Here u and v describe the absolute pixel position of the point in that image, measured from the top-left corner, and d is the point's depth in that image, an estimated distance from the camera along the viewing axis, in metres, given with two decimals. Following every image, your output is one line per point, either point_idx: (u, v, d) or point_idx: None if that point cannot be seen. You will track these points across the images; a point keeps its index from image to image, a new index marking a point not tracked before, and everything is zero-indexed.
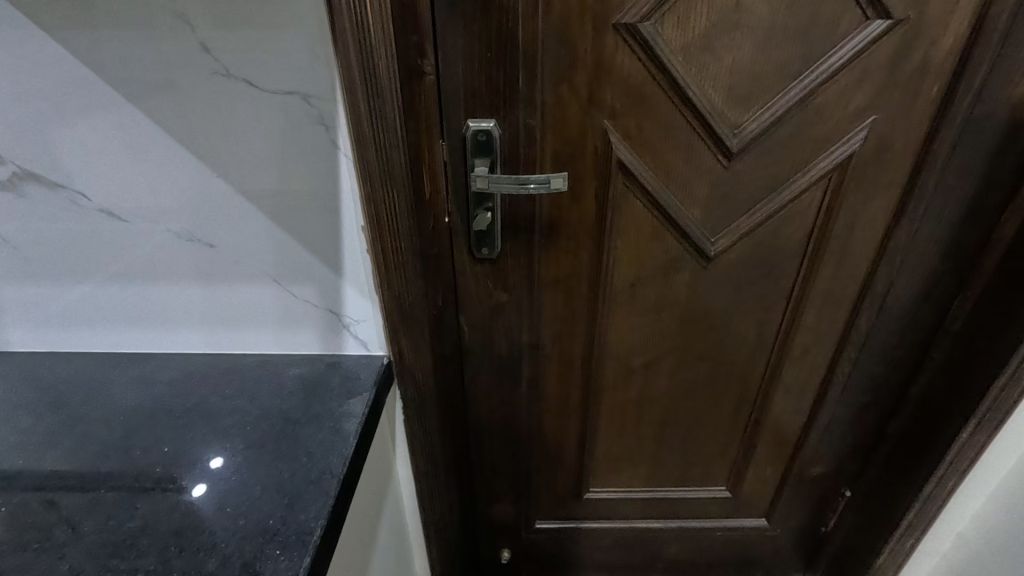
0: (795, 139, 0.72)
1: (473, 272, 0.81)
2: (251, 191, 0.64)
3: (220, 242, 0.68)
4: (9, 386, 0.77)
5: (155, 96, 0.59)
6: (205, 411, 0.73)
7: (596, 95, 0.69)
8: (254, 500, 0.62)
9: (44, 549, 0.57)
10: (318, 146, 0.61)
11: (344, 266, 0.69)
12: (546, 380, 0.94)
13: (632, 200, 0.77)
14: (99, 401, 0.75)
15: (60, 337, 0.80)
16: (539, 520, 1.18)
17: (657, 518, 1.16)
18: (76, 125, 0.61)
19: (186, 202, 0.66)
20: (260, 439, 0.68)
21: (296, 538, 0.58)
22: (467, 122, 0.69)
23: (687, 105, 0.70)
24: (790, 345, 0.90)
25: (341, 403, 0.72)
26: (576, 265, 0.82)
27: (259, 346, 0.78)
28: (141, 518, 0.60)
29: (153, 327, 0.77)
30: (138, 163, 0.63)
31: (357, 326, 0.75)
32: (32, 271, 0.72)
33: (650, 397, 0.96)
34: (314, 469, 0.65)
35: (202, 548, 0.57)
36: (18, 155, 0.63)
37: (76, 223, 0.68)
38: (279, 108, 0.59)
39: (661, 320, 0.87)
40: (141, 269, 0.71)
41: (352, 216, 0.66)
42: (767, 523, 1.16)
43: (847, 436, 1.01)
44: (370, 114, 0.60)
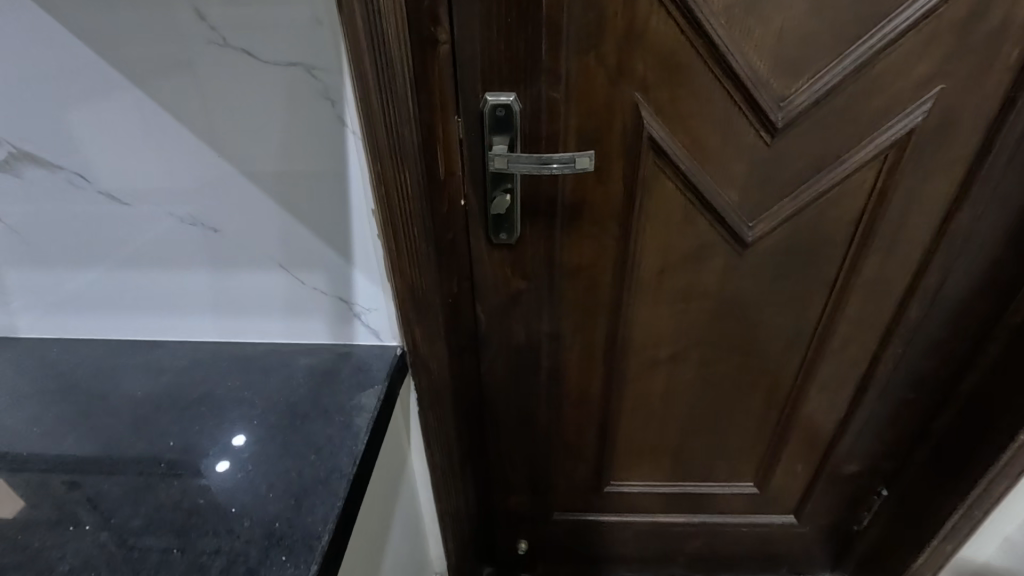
0: (844, 113, 0.67)
1: (492, 258, 0.78)
2: (256, 173, 0.61)
3: (224, 228, 0.65)
4: (15, 373, 0.75)
5: (151, 70, 0.55)
6: (212, 403, 0.70)
7: (626, 65, 0.64)
8: (261, 499, 0.59)
9: (44, 548, 0.55)
10: (323, 123, 0.57)
11: (354, 253, 0.66)
12: (567, 372, 0.90)
13: (663, 181, 0.72)
14: (105, 390, 0.73)
15: (67, 324, 0.78)
16: (557, 514, 1.15)
17: (679, 513, 1.13)
18: (73, 102, 0.58)
19: (187, 185, 0.63)
20: (267, 433, 0.66)
21: (302, 543, 0.55)
22: (484, 97, 0.65)
23: (730, 76, 0.65)
24: (831, 336, 0.85)
25: (352, 396, 0.69)
26: (600, 253, 0.78)
27: (268, 335, 0.75)
28: (144, 516, 0.58)
29: (160, 314, 0.75)
30: (138, 143, 0.60)
31: (368, 315, 0.72)
32: (35, 254, 0.70)
33: (677, 390, 0.93)
34: (323, 467, 0.62)
35: (206, 551, 0.54)
36: (14, 134, 0.60)
37: (76, 206, 0.65)
38: (282, 82, 0.55)
39: (691, 310, 0.83)
40: (145, 254, 0.68)
41: (362, 200, 0.63)
42: (795, 520, 1.13)
43: (886, 433, 0.97)
44: (379, 87, 0.56)
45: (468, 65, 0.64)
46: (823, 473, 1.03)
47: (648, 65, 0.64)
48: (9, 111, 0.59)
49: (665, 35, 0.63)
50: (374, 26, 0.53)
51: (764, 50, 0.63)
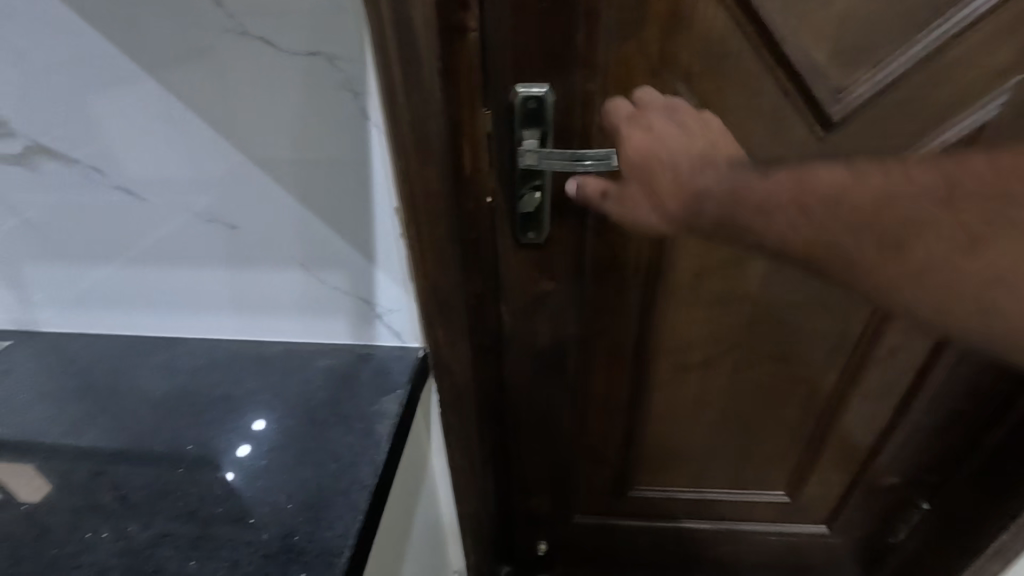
0: (903, 107, 0.64)
1: (518, 258, 0.75)
2: (275, 168, 0.59)
3: (242, 224, 0.64)
4: (32, 370, 0.75)
5: (168, 61, 0.53)
6: (229, 404, 0.68)
7: (669, 54, 0.62)
8: (279, 509, 0.57)
9: (61, 557, 0.53)
10: (345, 117, 0.55)
11: (376, 251, 0.64)
12: (594, 374, 0.88)
13: None
14: (121, 388, 0.72)
15: (87, 319, 0.77)
16: (578, 518, 1.12)
17: (705, 519, 1.10)
18: (88, 95, 0.57)
19: (205, 180, 0.61)
20: (287, 438, 0.64)
21: (322, 559, 0.53)
22: (515, 88, 0.62)
23: (783, 67, 0.62)
24: (878, 343, 0.82)
25: (373, 402, 0.67)
26: (634, 255, 0.75)
27: (287, 334, 0.74)
28: (161, 525, 0.56)
29: (178, 311, 0.74)
30: (156, 137, 0.59)
31: (389, 316, 0.69)
32: (53, 249, 0.69)
33: (707, 394, 0.90)
34: (343, 478, 0.60)
35: (222, 564, 0.52)
36: (27, 127, 0.59)
37: (93, 200, 0.64)
38: (302, 72, 0.53)
39: (727, 315, 0.80)
40: (162, 250, 0.67)
41: (385, 198, 0.60)
42: (826, 529, 1.10)
43: (931, 444, 0.93)
44: (406, 80, 0.53)
45: (499, 56, 0.60)
46: (859, 483, 1.01)
47: (694, 54, 0.62)
48: (22, 104, 0.58)
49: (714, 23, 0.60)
50: (399, 14, 0.50)
51: (822, 38, 0.60)
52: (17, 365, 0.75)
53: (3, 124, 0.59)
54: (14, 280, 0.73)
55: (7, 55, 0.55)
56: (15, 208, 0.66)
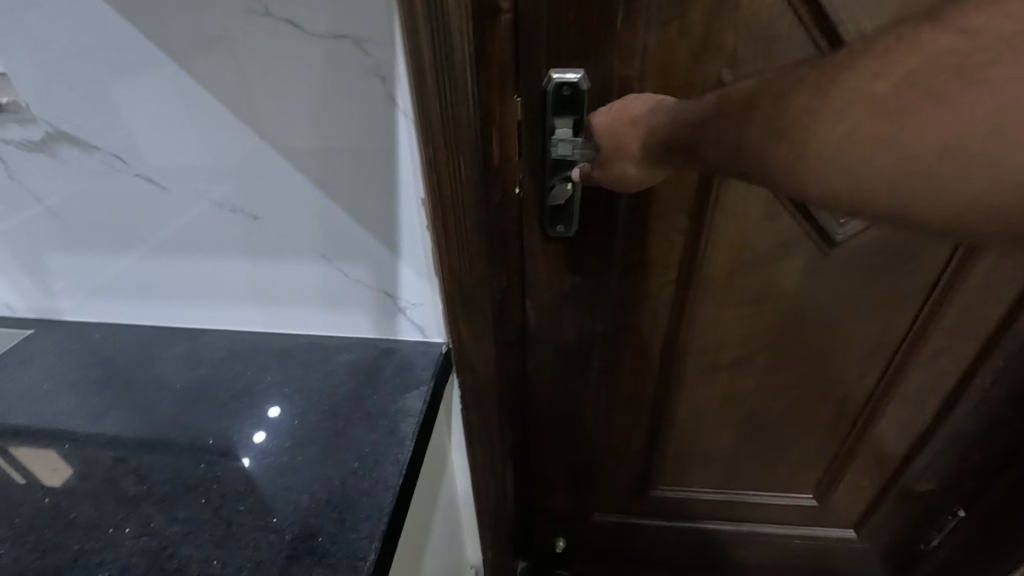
0: None
1: (544, 252, 0.73)
2: (300, 158, 0.58)
3: (264, 214, 0.63)
4: (53, 359, 0.74)
5: (191, 44, 0.52)
6: (250, 397, 0.67)
7: (712, 38, 0.59)
8: (302, 508, 0.56)
9: (83, 554, 0.52)
10: (372, 103, 0.53)
11: (401, 245, 0.63)
12: (620, 372, 0.86)
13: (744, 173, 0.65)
14: (142, 378, 0.71)
15: (108, 309, 0.76)
16: (598, 517, 1.11)
17: (729, 521, 1.08)
18: (111, 81, 0.56)
19: (229, 170, 0.60)
20: (309, 435, 0.63)
21: (347, 562, 0.51)
22: (550, 73, 0.60)
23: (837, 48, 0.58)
24: (920, 347, 0.79)
25: (396, 399, 0.66)
26: (666, 252, 0.73)
27: (309, 327, 0.73)
28: (183, 522, 0.55)
29: (200, 302, 0.73)
30: (180, 124, 0.58)
31: (413, 310, 0.68)
32: (74, 237, 0.69)
33: (737, 394, 0.88)
34: (367, 478, 0.58)
35: (246, 566, 0.51)
36: (49, 113, 0.58)
37: (114, 188, 0.64)
38: (329, 55, 0.51)
39: (760, 314, 0.78)
40: (184, 240, 0.66)
41: (410, 190, 0.59)
42: (854, 534, 1.07)
43: (969, 452, 0.90)
44: (437, 70, 0.51)
45: (534, 40, 0.59)
46: (892, 488, 0.98)
47: (740, 40, 0.59)
48: (43, 89, 0.57)
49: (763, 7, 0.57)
50: (431, 1, 0.48)
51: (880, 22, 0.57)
52: (38, 353, 0.75)
53: (24, 110, 0.58)
54: (37, 267, 0.72)
55: (30, 37, 0.54)
56: (37, 194, 0.65)
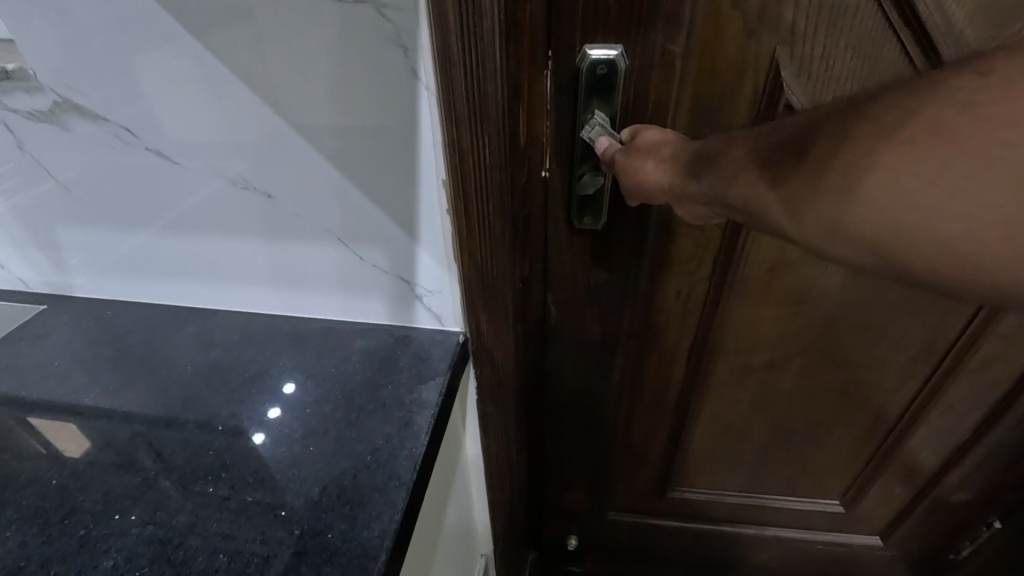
0: None
1: (571, 242, 0.71)
2: (317, 136, 0.55)
3: (279, 193, 0.60)
4: (64, 336, 0.73)
5: (204, 8, 0.49)
6: (263, 382, 0.65)
7: (771, 11, 0.54)
8: (313, 502, 0.53)
9: (88, 541, 0.51)
10: (394, 76, 0.50)
11: (421, 230, 0.60)
12: (647, 373, 0.83)
13: None
14: (154, 358, 0.69)
15: (121, 286, 0.75)
16: (613, 516, 1.08)
17: (749, 524, 1.05)
18: (123, 50, 0.53)
19: (245, 148, 0.57)
20: (322, 426, 0.60)
21: (357, 562, 0.49)
22: (584, 49, 0.57)
23: (910, 24, 0.53)
24: (970, 355, 0.75)
25: (411, 390, 0.63)
26: (700, 248, 0.70)
27: (322, 311, 0.71)
28: (190, 513, 0.53)
29: (213, 282, 0.71)
30: (194, 98, 0.55)
31: (431, 299, 0.65)
32: (86, 213, 0.67)
33: (768, 396, 0.84)
34: (380, 474, 0.56)
35: (254, 561, 0.49)
36: (58, 83, 0.56)
37: (126, 163, 0.61)
38: (350, 24, 0.48)
39: (799, 316, 0.74)
40: (197, 218, 0.64)
41: (432, 171, 0.56)
42: (880, 541, 1.04)
43: (1010, 463, 0.86)
44: (463, 43, 0.48)
45: (570, 11, 0.55)
46: (926, 496, 0.94)
47: (801, 12, 0.54)
48: (52, 57, 0.54)
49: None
50: None
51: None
52: (50, 329, 0.73)
53: (31, 78, 0.56)
54: (48, 242, 0.71)
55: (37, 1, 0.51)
56: (47, 168, 0.63)
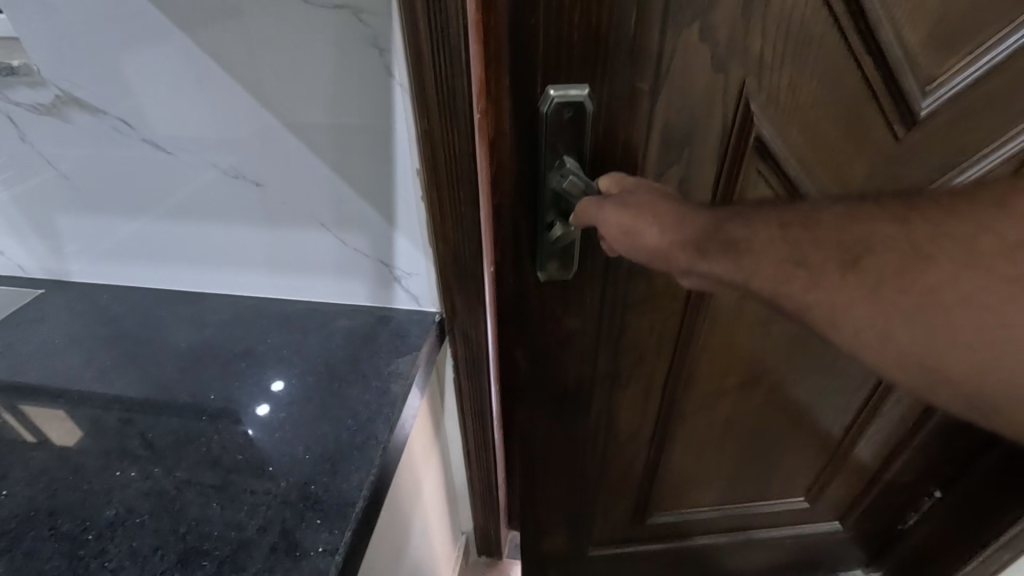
0: (986, 101, 0.59)
1: (543, 290, 0.71)
2: (301, 126, 0.58)
3: (268, 181, 0.63)
4: (63, 319, 0.75)
5: (194, 12, 0.52)
6: (253, 358, 0.68)
7: (739, 45, 0.53)
8: (299, 458, 0.57)
9: (94, 492, 0.54)
10: (371, 75, 0.54)
11: (396, 214, 0.63)
12: (622, 410, 0.85)
13: (759, 185, 0.63)
14: (149, 338, 0.71)
15: (118, 272, 0.76)
16: (594, 549, 1.09)
17: (724, 533, 1.09)
18: (118, 47, 0.55)
19: (234, 139, 0.60)
20: (306, 393, 0.64)
21: (338, 509, 0.52)
22: (547, 89, 0.55)
23: (874, 54, 0.54)
24: None
25: (390, 361, 0.67)
26: (671, 287, 0.70)
27: (309, 292, 0.73)
28: (187, 467, 0.56)
29: (204, 267, 0.73)
30: (186, 93, 0.57)
31: (408, 280, 0.69)
32: (84, 202, 0.68)
33: (740, 415, 0.88)
34: (359, 434, 0.59)
35: (245, 507, 0.53)
36: (60, 78, 0.57)
37: (121, 152, 0.63)
38: (331, 30, 0.51)
39: (771, 332, 0.77)
40: (192, 206, 0.66)
41: (407, 161, 0.59)
42: (838, 525, 1.11)
43: (951, 441, 0.92)
44: (433, 41, 0.50)
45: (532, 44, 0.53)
46: (879, 480, 1.01)
47: (769, 43, 0.53)
48: (51, 52, 0.56)
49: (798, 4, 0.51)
50: None
51: (921, 19, 0.52)
52: (47, 315, 0.75)
53: (35, 73, 0.58)
54: (48, 230, 0.72)
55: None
56: (46, 158, 0.65)
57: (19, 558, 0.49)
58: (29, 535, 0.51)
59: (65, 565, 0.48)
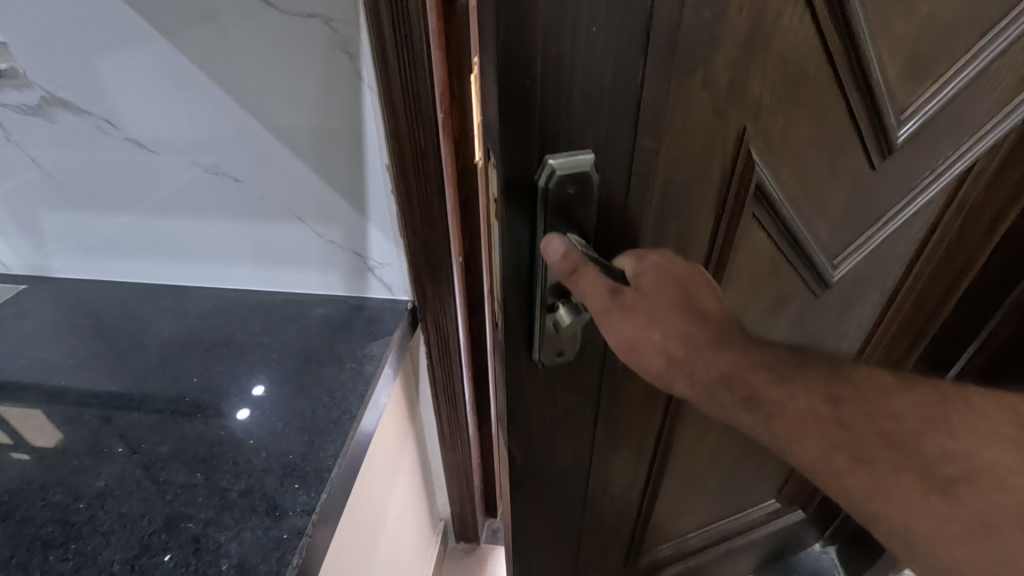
0: (946, 123, 0.56)
1: (539, 377, 0.55)
2: (275, 122, 0.58)
3: (246, 177, 0.63)
4: (49, 309, 0.74)
5: (169, 14, 0.52)
6: (233, 345, 0.68)
7: (740, 89, 0.42)
8: (277, 433, 0.58)
9: (84, 465, 0.54)
10: (341, 76, 0.55)
11: (368, 206, 0.64)
12: (617, 476, 0.73)
13: (756, 232, 0.54)
14: (133, 331, 0.71)
15: (102, 267, 0.76)
16: None
17: (706, 551, 1.06)
18: (98, 47, 0.55)
19: (209, 137, 0.60)
20: (283, 376, 0.64)
21: (314, 474, 0.54)
22: (546, 160, 0.40)
23: (858, 92, 0.48)
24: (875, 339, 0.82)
25: (364, 345, 0.68)
26: None
27: (290, 285, 0.74)
28: (172, 442, 0.57)
29: (184, 262, 0.73)
30: (163, 93, 0.57)
31: (381, 270, 0.70)
32: (66, 199, 0.68)
33: (727, 440, 0.84)
34: (334, 410, 0.60)
35: (227, 476, 0.54)
36: (44, 79, 0.57)
37: (105, 151, 0.63)
38: (303, 34, 0.53)
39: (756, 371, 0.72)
40: (173, 202, 0.66)
41: (376, 155, 0.60)
42: (802, 512, 1.16)
43: None
44: (397, 43, 0.51)
45: (529, 99, 0.37)
46: None
47: (766, 88, 0.43)
48: (33, 51, 0.55)
49: (797, 34, 0.41)
50: None
51: (899, 53, 0.47)
52: (30, 309, 0.74)
53: (21, 75, 0.57)
54: (31, 226, 0.72)
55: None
56: (31, 157, 0.64)
57: (13, 526, 0.49)
58: (21, 505, 0.51)
59: (59, 530, 0.49)
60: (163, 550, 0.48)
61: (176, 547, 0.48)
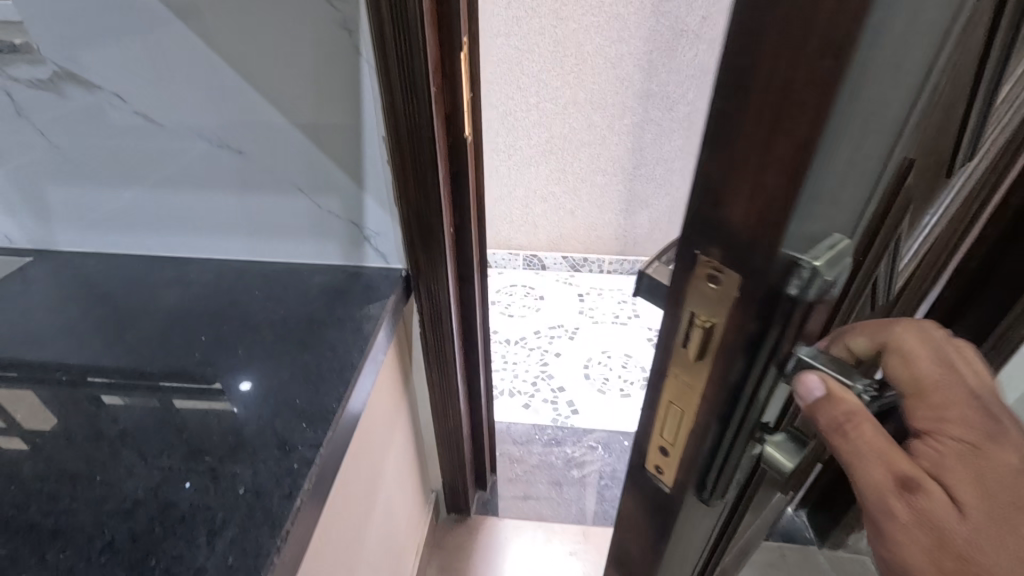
0: (1003, 124, 0.54)
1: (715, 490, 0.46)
2: (279, 96, 0.61)
3: (251, 151, 0.66)
4: (54, 280, 0.77)
5: None
6: (238, 311, 0.72)
7: (932, 129, 0.35)
8: (282, 384, 0.62)
9: (102, 414, 0.58)
10: (342, 53, 0.58)
11: (365, 177, 0.67)
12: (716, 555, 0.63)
13: (877, 268, 0.47)
14: (139, 299, 0.74)
15: (105, 240, 0.79)
16: None
17: None
18: (111, 24, 0.58)
19: (215, 111, 0.63)
20: (285, 336, 0.68)
21: (321, 416, 0.58)
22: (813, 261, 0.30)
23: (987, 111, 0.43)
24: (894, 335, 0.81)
25: (363, 308, 0.72)
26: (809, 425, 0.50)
27: (289, 254, 0.77)
28: (184, 394, 0.60)
29: (187, 234, 0.76)
30: (173, 68, 0.60)
31: (377, 239, 0.74)
32: (73, 172, 0.70)
33: None
34: (336, 361, 0.65)
35: (238, 421, 0.57)
36: (58, 54, 0.60)
37: (115, 126, 0.65)
38: (306, 13, 0.56)
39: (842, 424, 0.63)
40: (180, 174, 0.69)
41: (374, 128, 0.63)
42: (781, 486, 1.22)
43: None
44: (392, 16, 0.55)
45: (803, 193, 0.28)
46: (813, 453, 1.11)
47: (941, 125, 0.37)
48: (48, 27, 0.58)
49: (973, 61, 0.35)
50: None
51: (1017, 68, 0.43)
52: (35, 281, 0.77)
53: (34, 50, 0.60)
54: (36, 200, 0.74)
55: None
56: (41, 130, 0.67)
57: (42, 465, 0.53)
58: (48, 448, 0.54)
59: (85, 468, 0.53)
60: (184, 480, 0.52)
61: (196, 477, 0.52)
